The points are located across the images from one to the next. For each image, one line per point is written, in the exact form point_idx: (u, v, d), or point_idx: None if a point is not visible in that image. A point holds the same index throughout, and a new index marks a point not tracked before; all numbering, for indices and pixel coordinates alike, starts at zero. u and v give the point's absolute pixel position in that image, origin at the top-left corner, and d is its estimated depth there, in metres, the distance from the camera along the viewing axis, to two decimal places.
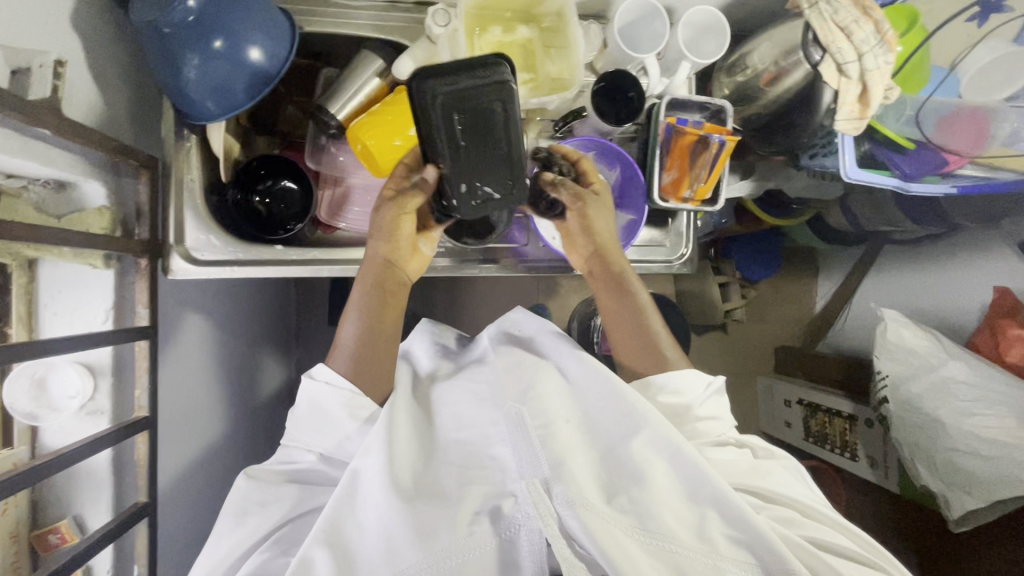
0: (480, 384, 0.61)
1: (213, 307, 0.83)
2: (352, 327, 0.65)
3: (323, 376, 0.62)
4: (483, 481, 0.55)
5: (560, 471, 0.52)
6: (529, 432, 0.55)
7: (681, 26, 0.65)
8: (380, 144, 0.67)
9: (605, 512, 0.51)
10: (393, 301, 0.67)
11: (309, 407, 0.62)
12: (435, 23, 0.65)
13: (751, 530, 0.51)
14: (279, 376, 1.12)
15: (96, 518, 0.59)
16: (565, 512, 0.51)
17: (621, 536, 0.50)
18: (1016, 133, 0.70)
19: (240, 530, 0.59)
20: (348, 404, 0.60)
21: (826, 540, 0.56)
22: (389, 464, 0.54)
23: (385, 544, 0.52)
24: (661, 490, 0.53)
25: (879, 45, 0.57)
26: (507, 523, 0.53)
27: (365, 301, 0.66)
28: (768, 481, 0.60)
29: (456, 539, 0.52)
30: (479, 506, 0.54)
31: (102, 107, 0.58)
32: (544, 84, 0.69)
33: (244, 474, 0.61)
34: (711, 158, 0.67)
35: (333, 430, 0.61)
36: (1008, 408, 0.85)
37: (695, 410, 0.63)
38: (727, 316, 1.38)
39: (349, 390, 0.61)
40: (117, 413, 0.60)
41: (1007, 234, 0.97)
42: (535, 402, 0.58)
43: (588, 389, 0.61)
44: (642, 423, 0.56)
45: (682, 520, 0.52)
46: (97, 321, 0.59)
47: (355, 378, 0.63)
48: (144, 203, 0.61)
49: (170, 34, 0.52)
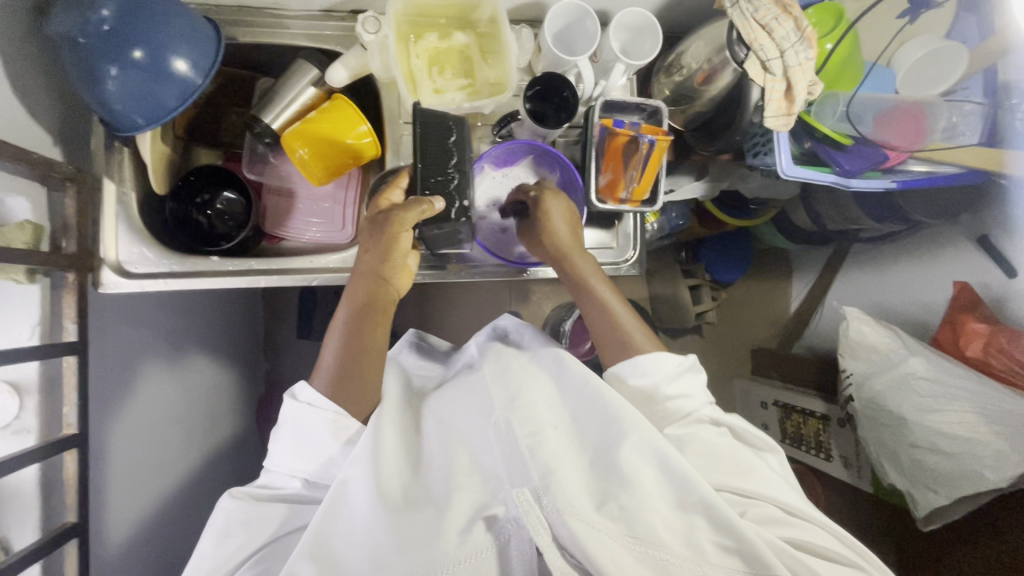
0: (467, 399, 0.62)
1: (167, 322, 0.81)
2: (335, 346, 0.63)
3: (305, 397, 0.60)
4: (471, 490, 0.53)
5: (550, 480, 0.51)
6: (517, 442, 0.55)
7: (613, 28, 0.66)
8: (316, 151, 0.68)
9: (595, 520, 0.49)
10: (380, 320, 0.65)
11: (291, 428, 0.60)
12: (366, 30, 0.65)
13: (741, 538, 0.50)
14: (247, 393, 1.10)
15: (23, 539, 0.58)
16: (557, 521, 0.48)
17: (612, 545, 0.48)
18: (952, 128, 0.71)
19: (220, 552, 0.56)
20: (333, 425, 0.59)
21: (805, 541, 0.55)
22: (375, 476, 0.54)
23: (373, 560, 0.49)
24: (650, 497, 0.52)
25: (800, 41, 0.60)
26: (499, 530, 0.51)
27: (351, 319, 0.64)
28: (751, 480, 0.58)
29: (446, 554, 0.49)
30: (470, 513, 0.51)
31: (29, 122, 0.58)
32: (482, 90, 0.68)
33: (227, 495, 0.58)
34: (642, 158, 0.66)
35: (320, 454, 0.59)
36: (969, 402, 0.82)
37: (663, 392, 0.63)
38: (700, 318, 1.36)
39: (333, 411, 0.59)
40: (45, 431, 0.58)
41: (967, 229, 0.95)
42: (524, 411, 0.58)
43: (578, 393, 0.61)
44: (632, 427, 0.56)
45: (671, 529, 0.51)
46: (23, 338, 0.57)
47: (338, 395, 0.61)
48: (72, 218, 0.61)
49: (86, 43, 0.52)
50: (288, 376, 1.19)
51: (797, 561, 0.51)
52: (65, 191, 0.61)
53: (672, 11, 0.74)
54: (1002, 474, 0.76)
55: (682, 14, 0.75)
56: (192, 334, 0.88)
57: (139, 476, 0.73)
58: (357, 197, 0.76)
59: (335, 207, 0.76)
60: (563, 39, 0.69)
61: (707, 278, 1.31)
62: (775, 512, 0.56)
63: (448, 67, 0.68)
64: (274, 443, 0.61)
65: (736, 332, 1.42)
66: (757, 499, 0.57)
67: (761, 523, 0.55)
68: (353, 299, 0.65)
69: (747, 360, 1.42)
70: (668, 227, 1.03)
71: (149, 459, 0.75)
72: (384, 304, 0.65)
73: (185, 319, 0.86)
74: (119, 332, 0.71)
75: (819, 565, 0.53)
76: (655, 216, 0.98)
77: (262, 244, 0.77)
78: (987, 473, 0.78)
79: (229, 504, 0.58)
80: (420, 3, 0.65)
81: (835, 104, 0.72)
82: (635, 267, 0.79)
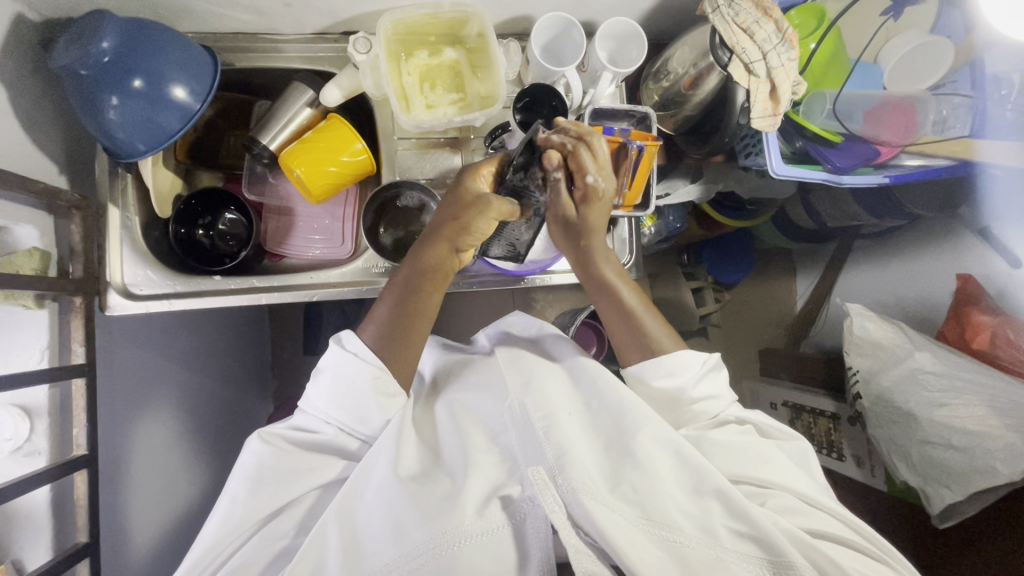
0: (484, 386, 0.63)
1: (174, 339, 0.83)
2: (393, 299, 0.64)
3: (352, 346, 0.60)
4: (489, 470, 0.55)
5: (564, 461, 0.52)
6: (532, 424, 0.56)
7: (598, 39, 0.67)
8: (311, 170, 0.68)
9: (609, 501, 0.51)
10: (440, 284, 0.65)
11: (334, 376, 0.59)
12: (357, 51, 0.67)
13: (754, 523, 0.49)
14: (256, 410, 1.10)
15: (35, 561, 0.58)
16: (570, 499, 0.50)
17: (626, 525, 0.50)
18: (941, 122, 0.71)
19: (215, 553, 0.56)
20: (374, 380, 0.58)
21: (830, 533, 0.55)
22: (394, 456, 0.55)
23: (393, 530, 0.51)
24: (663, 478, 0.53)
25: (780, 43, 0.62)
26: (515, 509, 0.53)
27: (410, 276, 0.64)
28: (772, 470, 0.58)
29: (463, 525, 0.51)
30: (486, 494, 0.53)
31: (34, 152, 0.60)
32: (474, 103, 0.70)
33: (258, 437, 0.58)
34: (631, 164, 0.67)
35: (354, 412, 0.58)
36: (978, 395, 0.81)
37: (689, 393, 0.63)
38: (704, 320, 1.35)
39: (377, 366, 0.59)
40: (56, 452, 0.59)
41: (967, 221, 0.94)
42: (538, 395, 0.59)
43: (591, 382, 0.61)
44: (647, 419, 0.56)
45: (684, 510, 0.52)
46: (32, 361, 0.58)
47: (382, 347, 0.61)
48: (78, 243, 0.63)
49: (88, 75, 0.54)
50: (295, 392, 1.20)
51: (821, 555, 0.51)
52: (71, 218, 0.62)
53: (657, 18, 0.75)
54: (1016, 467, 0.75)
55: (668, 21, 0.76)
56: (197, 353, 0.87)
57: (152, 491, 0.75)
58: (355, 212, 0.78)
59: (335, 223, 0.77)
60: (553, 50, 0.70)
61: (710, 280, 1.32)
62: (793, 503, 0.56)
63: (439, 83, 0.70)
64: (312, 385, 0.60)
65: (741, 332, 1.41)
66: (778, 491, 0.57)
67: (781, 513, 0.55)
68: (420, 258, 0.64)
69: (755, 361, 1.40)
70: (666, 230, 1.03)
71: (165, 472, 0.77)
72: (447, 275, 0.66)
73: (193, 338, 0.87)
74: (126, 354, 0.72)
75: (844, 556, 0.52)
76: (651, 220, 0.99)
77: (265, 263, 0.78)
78: (999, 467, 0.76)
79: (259, 447, 0.58)
80: (409, 23, 0.66)
81: (822, 102, 0.73)
82: (632, 271, 0.80)
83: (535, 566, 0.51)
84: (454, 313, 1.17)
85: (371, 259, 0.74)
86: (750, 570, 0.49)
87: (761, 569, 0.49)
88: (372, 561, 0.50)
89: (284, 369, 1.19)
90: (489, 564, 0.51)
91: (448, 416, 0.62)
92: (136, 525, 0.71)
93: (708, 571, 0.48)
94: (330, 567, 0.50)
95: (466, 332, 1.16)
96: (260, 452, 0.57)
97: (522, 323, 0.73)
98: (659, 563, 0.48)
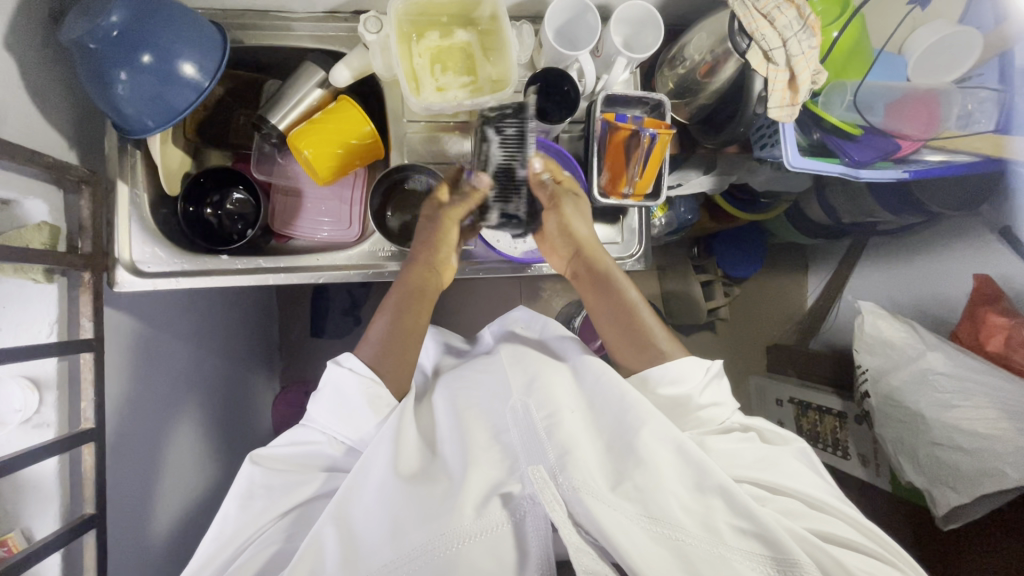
0: (484, 381, 0.63)
1: (184, 317, 0.83)
2: (387, 318, 0.67)
3: (347, 363, 0.61)
4: (490, 467, 0.55)
5: (565, 461, 0.51)
6: (535, 426, 0.55)
7: (613, 23, 0.65)
8: (319, 151, 0.67)
9: (611, 499, 0.49)
10: (428, 304, 0.70)
11: (331, 392, 0.61)
12: (367, 31, 0.64)
13: (758, 520, 0.49)
14: (263, 390, 1.11)
15: (44, 529, 0.59)
16: (571, 498, 0.49)
17: (627, 524, 0.49)
18: (966, 116, 0.69)
19: (219, 528, 0.57)
20: (367, 392, 0.60)
21: (837, 535, 0.54)
22: (394, 455, 0.56)
23: (391, 527, 0.51)
24: (666, 477, 0.51)
25: (801, 31, 0.61)
26: (515, 507, 0.52)
27: (401, 295, 0.68)
28: (776, 474, 0.57)
29: (461, 525, 0.50)
30: (487, 491, 0.53)
31: (43, 125, 0.60)
32: (484, 87, 0.68)
33: (248, 460, 0.59)
34: (643, 152, 0.65)
35: (355, 420, 0.60)
36: (990, 398, 0.79)
37: (696, 400, 0.62)
38: (711, 314, 1.33)
39: (371, 376, 0.61)
40: (66, 424, 0.59)
41: (988, 220, 0.92)
42: (542, 394, 0.58)
43: (594, 380, 0.60)
44: (650, 416, 0.55)
45: (687, 509, 0.51)
46: (41, 335, 0.58)
47: (377, 367, 0.63)
48: (87, 218, 0.63)
49: (96, 49, 0.54)
50: (300, 375, 1.20)
51: (828, 557, 0.50)
52: (80, 192, 0.63)
53: (673, 3, 0.73)
54: None
55: (683, 6, 0.74)
56: (206, 333, 0.88)
57: (163, 467, 0.75)
58: (363, 195, 0.77)
59: (341, 205, 0.77)
60: (566, 33, 0.69)
61: (720, 274, 1.29)
62: (800, 507, 0.55)
63: (450, 65, 0.68)
64: (312, 402, 0.63)
65: (749, 327, 1.39)
66: (784, 495, 0.56)
67: (787, 516, 0.54)
68: (409, 278, 0.69)
69: (762, 357, 1.38)
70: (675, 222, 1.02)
71: (176, 446, 0.78)
72: (431, 293, 0.70)
73: (202, 319, 0.87)
74: (136, 331, 0.72)
75: (850, 558, 0.51)
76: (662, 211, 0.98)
77: (272, 244, 0.78)
78: (1010, 470, 0.75)
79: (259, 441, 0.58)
80: (422, 2, 0.65)
81: (842, 95, 0.71)
82: (640, 261, 0.79)
83: (534, 566, 0.50)
84: (459, 301, 1.17)
85: (378, 243, 0.74)
86: (754, 567, 0.48)
87: (766, 568, 0.48)
88: (370, 560, 0.50)
89: (290, 352, 1.20)
90: (490, 565, 0.50)
91: (450, 413, 0.61)
92: (153, 497, 0.73)
93: (714, 570, 0.47)
94: (330, 565, 0.50)
95: (472, 319, 1.16)
96: (249, 473, 0.58)
97: (525, 319, 0.74)
98: (662, 564, 0.47)
